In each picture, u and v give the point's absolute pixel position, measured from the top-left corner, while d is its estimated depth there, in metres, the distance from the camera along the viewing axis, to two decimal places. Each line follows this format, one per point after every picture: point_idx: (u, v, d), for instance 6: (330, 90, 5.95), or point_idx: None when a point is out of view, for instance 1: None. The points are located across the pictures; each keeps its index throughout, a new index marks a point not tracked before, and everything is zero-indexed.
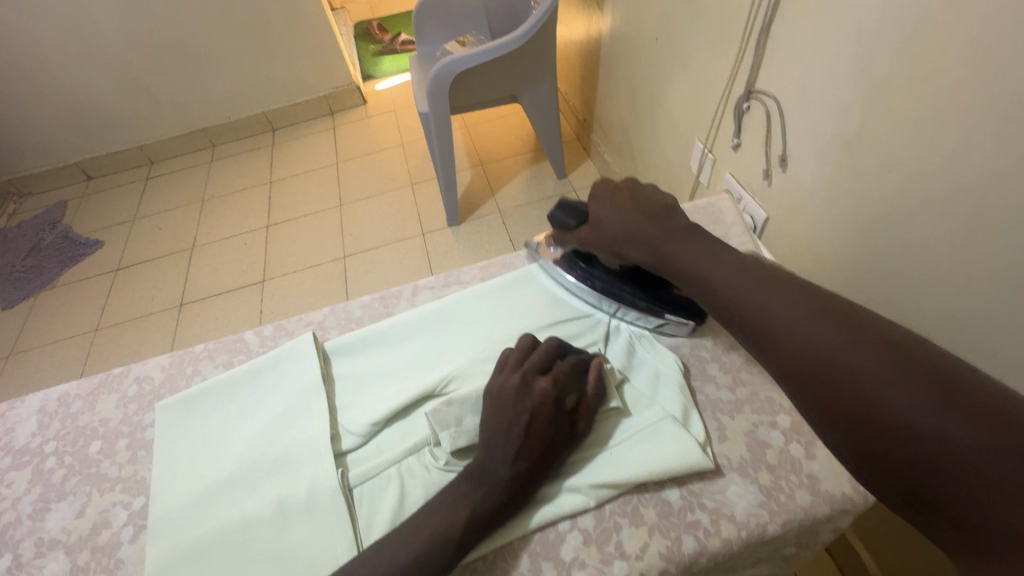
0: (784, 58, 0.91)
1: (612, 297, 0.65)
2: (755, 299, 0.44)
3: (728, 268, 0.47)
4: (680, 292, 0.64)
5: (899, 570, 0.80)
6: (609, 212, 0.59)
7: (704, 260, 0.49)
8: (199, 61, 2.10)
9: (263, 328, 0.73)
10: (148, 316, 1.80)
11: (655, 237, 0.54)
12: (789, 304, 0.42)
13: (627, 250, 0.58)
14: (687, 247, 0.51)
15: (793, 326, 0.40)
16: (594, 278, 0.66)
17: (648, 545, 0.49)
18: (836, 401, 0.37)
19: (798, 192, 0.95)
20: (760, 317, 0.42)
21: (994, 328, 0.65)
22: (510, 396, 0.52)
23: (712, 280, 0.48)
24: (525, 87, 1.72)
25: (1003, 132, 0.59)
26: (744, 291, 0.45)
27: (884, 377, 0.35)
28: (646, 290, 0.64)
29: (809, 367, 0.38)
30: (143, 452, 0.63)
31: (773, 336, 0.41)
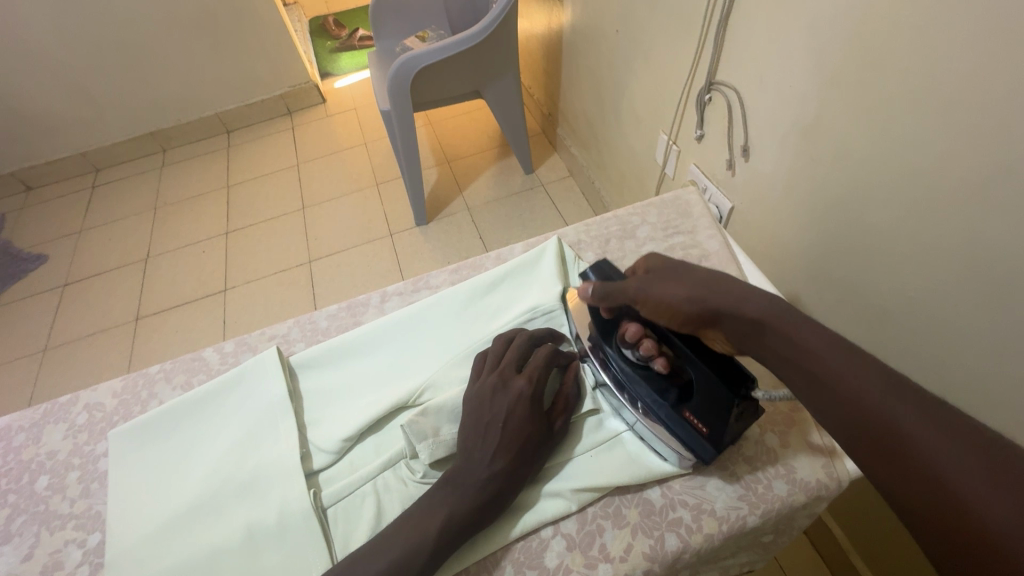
0: (742, 50, 0.92)
1: (615, 376, 0.54)
2: (858, 379, 0.39)
3: (828, 341, 0.42)
4: (688, 419, 0.49)
5: (870, 544, 0.84)
6: (695, 270, 0.52)
7: (797, 327, 0.44)
8: (143, 62, 1.99)
9: (223, 344, 0.69)
10: (101, 332, 1.71)
11: (760, 298, 0.47)
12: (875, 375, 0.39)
13: (722, 302, 0.47)
14: (777, 311, 0.45)
15: (899, 417, 0.36)
16: (603, 346, 0.55)
17: (631, 545, 0.49)
18: (928, 508, 0.34)
19: (762, 181, 0.97)
20: (859, 400, 0.38)
21: (949, 310, 0.67)
22: (489, 395, 0.51)
23: (807, 349, 0.42)
24: (488, 82, 1.70)
25: (949, 119, 0.61)
26: (843, 368, 0.40)
27: (1001, 496, 0.32)
28: (650, 394, 0.51)
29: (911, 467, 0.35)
30: (97, 486, 0.59)
31: (870, 423, 0.37)
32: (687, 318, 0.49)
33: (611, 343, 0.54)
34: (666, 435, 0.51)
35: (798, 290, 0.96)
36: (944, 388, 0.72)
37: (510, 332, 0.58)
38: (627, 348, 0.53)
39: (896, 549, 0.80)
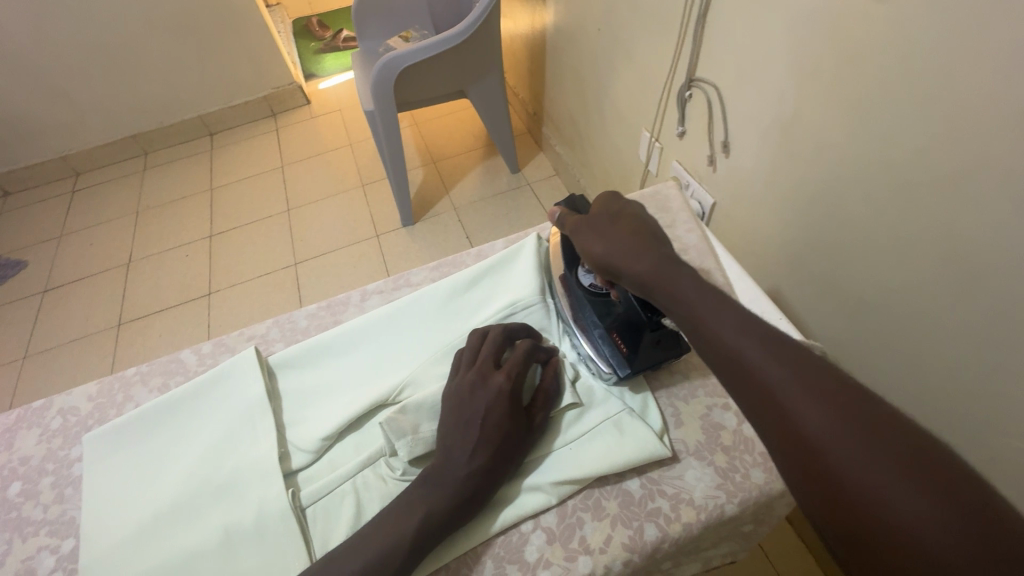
0: (721, 48, 0.93)
1: (567, 294, 0.63)
2: (776, 376, 0.38)
3: (750, 336, 0.41)
4: (615, 340, 0.58)
5: None
6: (621, 224, 0.58)
7: (721, 320, 0.43)
8: (123, 64, 1.97)
9: (201, 345, 0.68)
10: (83, 338, 1.68)
11: (655, 257, 0.51)
12: (809, 379, 0.38)
13: (620, 259, 0.54)
14: (705, 304, 0.45)
15: (811, 416, 0.36)
16: (565, 271, 0.64)
17: (611, 537, 0.49)
18: (836, 507, 0.34)
19: (742, 177, 0.98)
20: (775, 398, 0.38)
21: (926, 300, 0.68)
22: (467, 392, 0.51)
23: (730, 344, 0.42)
24: (473, 82, 1.70)
25: (923, 112, 0.62)
26: (762, 364, 0.39)
27: (916, 502, 0.32)
28: (591, 316, 0.60)
29: (821, 468, 0.35)
30: (71, 491, 0.58)
31: (783, 422, 0.37)
32: (598, 270, 0.57)
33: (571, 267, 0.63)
34: (595, 351, 0.59)
35: (779, 283, 0.97)
36: (921, 377, 0.73)
37: (489, 329, 0.58)
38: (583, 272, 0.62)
39: None
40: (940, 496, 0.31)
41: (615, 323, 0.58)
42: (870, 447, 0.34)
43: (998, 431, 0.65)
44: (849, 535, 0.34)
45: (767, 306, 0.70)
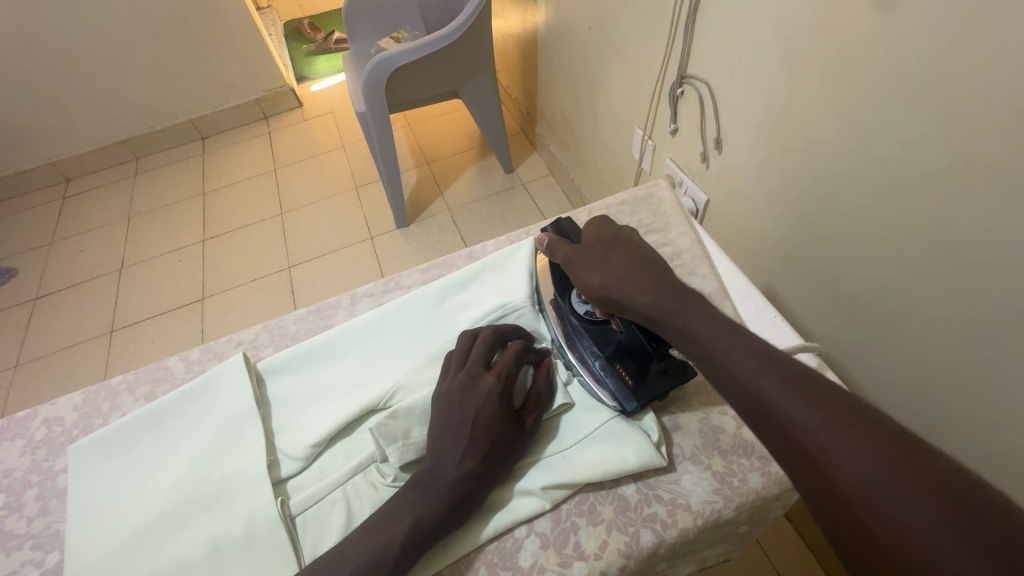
0: (712, 44, 0.92)
1: (563, 323, 0.60)
2: (798, 414, 0.38)
3: (770, 370, 0.40)
4: (618, 370, 0.55)
5: None
6: (622, 252, 0.55)
7: (739, 354, 0.42)
8: (112, 69, 1.95)
9: (188, 352, 0.67)
10: (75, 346, 1.66)
11: (659, 288, 0.50)
12: (831, 415, 0.37)
13: (622, 291, 0.52)
14: (720, 336, 0.44)
15: (836, 457, 0.35)
16: (557, 297, 0.61)
17: (606, 542, 0.48)
18: (868, 549, 0.34)
19: (735, 173, 0.98)
20: (798, 438, 0.37)
21: (919, 295, 0.68)
22: (457, 395, 0.50)
23: (750, 380, 0.41)
24: (464, 82, 1.69)
25: (913, 106, 0.61)
26: (784, 402, 0.38)
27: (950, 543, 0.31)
28: (590, 345, 0.57)
29: (851, 511, 0.34)
30: (56, 503, 0.57)
31: (808, 463, 0.36)
32: (599, 302, 0.55)
33: (565, 295, 0.60)
34: (597, 384, 0.56)
35: (773, 280, 0.97)
36: (915, 374, 0.72)
37: (479, 331, 0.58)
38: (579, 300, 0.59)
39: None
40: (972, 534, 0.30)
41: (617, 354, 0.55)
42: (894, 482, 0.33)
43: (992, 426, 0.64)
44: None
45: (761, 304, 0.70)
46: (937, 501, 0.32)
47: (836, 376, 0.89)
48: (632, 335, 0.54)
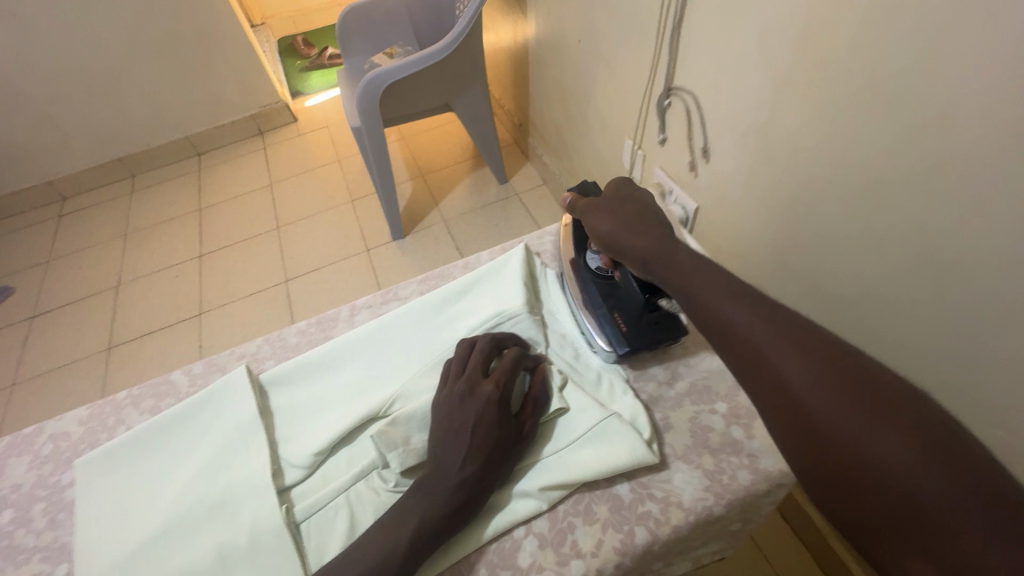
0: (696, 56, 0.96)
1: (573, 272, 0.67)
2: (783, 358, 0.40)
3: (742, 303, 0.44)
4: (615, 319, 0.62)
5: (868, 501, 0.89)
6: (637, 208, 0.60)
7: (715, 291, 0.46)
8: (109, 87, 1.98)
9: (192, 366, 0.69)
10: (72, 363, 1.66)
11: (657, 236, 0.55)
12: (815, 361, 0.39)
13: (625, 237, 0.57)
14: (700, 275, 0.48)
15: (815, 391, 0.38)
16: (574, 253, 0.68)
17: (602, 541, 0.50)
18: (844, 477, 0.36)
19: (723, 181, 1.01)
20: (762, 359, 0.41)
21: (903, 295, 0.71)
22: (457, 400, 0.52)
23: (723, 312, 0.45)
24: (458, 95, 1.72)
25: (888, 114, 0.65)
26: (752, 330, 0.42)
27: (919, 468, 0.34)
28: (596, 297, 0.64)
29: (805, 424, 0.38)
30: (63, 516, 0.58)
31: (769, 382, 0.41)
32: (603, 247, 0.60)
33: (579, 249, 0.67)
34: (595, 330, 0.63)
35: (763, 284, 1.00)
36: (901, 371, 0.75)
37: (476, 339, 0.60)
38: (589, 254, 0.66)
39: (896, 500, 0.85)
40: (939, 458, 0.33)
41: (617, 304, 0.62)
42: (871, 419, 0.36)
43: (980, 419, 0.68)
44: (835, 486, 0.37)
45: None
46: (884, 414, 0.36)
47: None
48: (630, 287, 0.60)
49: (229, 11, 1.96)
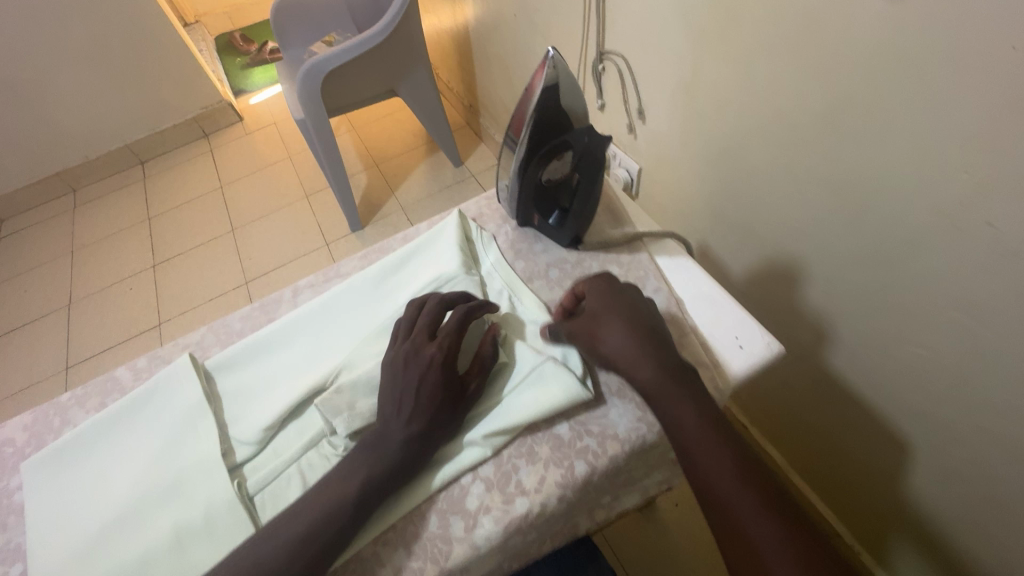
0: (622, 19, 0.98)
1: (522, 168, 0.63)
2: (708, 452, 0.45)
3: (751, 497, 0.43)
4: (535, 219, 0.70)
5: (816, 419, 0.97)
6: (622, 297, 0.57)
7: (722, 474, 0.44)
8: (36, 99, 1.89)
9: (136, 361, 0.68)
10: (29, 388, 1.61)
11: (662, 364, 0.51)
12: (735, 459, 0.45)
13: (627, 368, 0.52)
14: (705, 449, 0.45)
15: (727, 484, 0.44)
16: (529, 158, 0.62)
17: (544, 477, 0.53)
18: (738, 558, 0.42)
19: (661, 139, 1.05)
20: (760, 559, 0.40)
21: (831, 229, 0.76)
22: (403, 361, 0.53)
23: (734, 506, 0.43)
24: (402, 79, 1.71)
25: (798, 58, 0.69)
26: (757, 529, 0.41)
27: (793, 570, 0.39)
28: (529, 203, 0.68)
29: (738, 537, 0.42)
30: (14, 519, 0.58)
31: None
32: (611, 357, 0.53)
33: (535, 154, 0.62)
34: (514, 208, 0.70)
35: (706, 236, 1.05)
36: (837, 300, 0.81)
37: (426, 299, 0.60)
38: (542, 169, 0.63)
39: (844, 425, 0.91)
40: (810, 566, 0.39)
41: (544, 211, 0.69)
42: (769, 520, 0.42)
43: (900, 336, 0.74)
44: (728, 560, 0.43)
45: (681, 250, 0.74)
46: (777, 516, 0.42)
47: (770, 317, 0.97)
48: (563, 224, 0.68)
49: (157, 10, 1.88)
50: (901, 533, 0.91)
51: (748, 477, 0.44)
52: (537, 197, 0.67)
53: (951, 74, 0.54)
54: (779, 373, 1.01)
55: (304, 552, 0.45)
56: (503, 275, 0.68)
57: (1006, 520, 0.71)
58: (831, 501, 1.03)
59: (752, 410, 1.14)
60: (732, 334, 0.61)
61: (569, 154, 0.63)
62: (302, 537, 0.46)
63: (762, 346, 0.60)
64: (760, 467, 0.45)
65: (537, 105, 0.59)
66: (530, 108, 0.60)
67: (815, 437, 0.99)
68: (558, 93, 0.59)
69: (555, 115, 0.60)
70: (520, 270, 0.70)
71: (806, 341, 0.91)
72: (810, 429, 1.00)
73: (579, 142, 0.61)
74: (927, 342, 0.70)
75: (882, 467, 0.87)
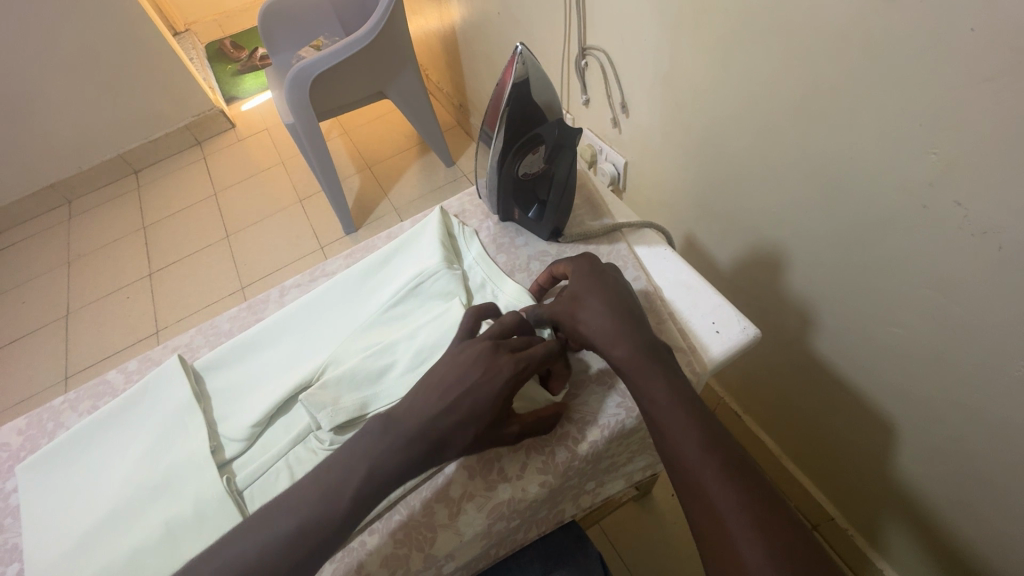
0: (601, 15, 0.99)
1: (498, 163, 0.65)
2: (675, 422, 0.47)
3: (714, 464, 0.44)
4: (518, 215, 0.71)
5: (805, 404, 0.98)
6: (600, 277, 0.58)
7: (689, 443, 0.45)
8: (28, 112, 1.90)
9: (126, 364, 0.69)
10: (29, 399, 1.62)
11: (634, 342, 0.52)
12: (700, 430, 0.46)
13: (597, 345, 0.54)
14: (674, 420, 0.47)
15: (690, 452, 0.45)
16: (506, 155, 0.64)
17: (526, 464, 0.54)
18: (700, 520, 0.43)
19: (644, 132, 1.06)
20: (724, 524, 0.42)
21: (810, 216, 0.77)
22: (477, 358, 0.50)
23: (697, 473, 0.44)
24: (390, 81, 1.72)
25: (769, 46, 0.70)
26: (720, 495, 0.43)
27: (749, 532, 0.41)
28: (511, 200, 0.69)
29: (701, 502, 0.43)
30: (10, 520, 0.59)
31: (725, 550, 0.41)
32: (584, 335, 0.55)
33: (511, 150, 0.63)
34: (496, 207, 0.72)
35: (691, 227, 1.06)
36: (818, 285, 0.82)
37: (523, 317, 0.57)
38: (518, 163, 0.65)
39: (834, 410, 0.92)
40: (764, 528, 0.41)
41: (526, 207, 0.70)
42: (729, 487, 0.43)
43: (879, 319, 0.74)
44: (692, 523, 0.44)
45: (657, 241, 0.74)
46: (737, 482, 0.43)
47: (757, 305, 0.98)
48: (546, 217, 0.70)
49: (145, 20, 1.90)
50: (891, 516, 0.92)
51: (712, 447, 0.45)
52: (517, 194, 0.68)
53: (914, 57, 0.55)
54: (767, 361, 1.02)
55: (301, 545, 0.44)
56: (485, 268, 0.69)
57: (989, 496, 0.72)
58: (822, 484, 1.04)
59: (745, 399, 1.15)
60: (708, 320, 0.63)
61: (543, 148, 0.65)
62: (297, 530, 0.44)
63: (737, 331, 0.61)
64: (724, 439, 0.46)
65: (510, 103, 0.60)
66: (502, 104, 0.61)
67: (805, 423, 1.00)
68: (529, 88, 0.61)
69: (529, 110, 0.62)
70: (502, 263, 0.71)
71: (792, 328, 0.92)
72: (800, 415, 1.01)
73: (550, 136, 0.64)
74: (905, 323, 0.71)
75: (870, 450, 0.88)
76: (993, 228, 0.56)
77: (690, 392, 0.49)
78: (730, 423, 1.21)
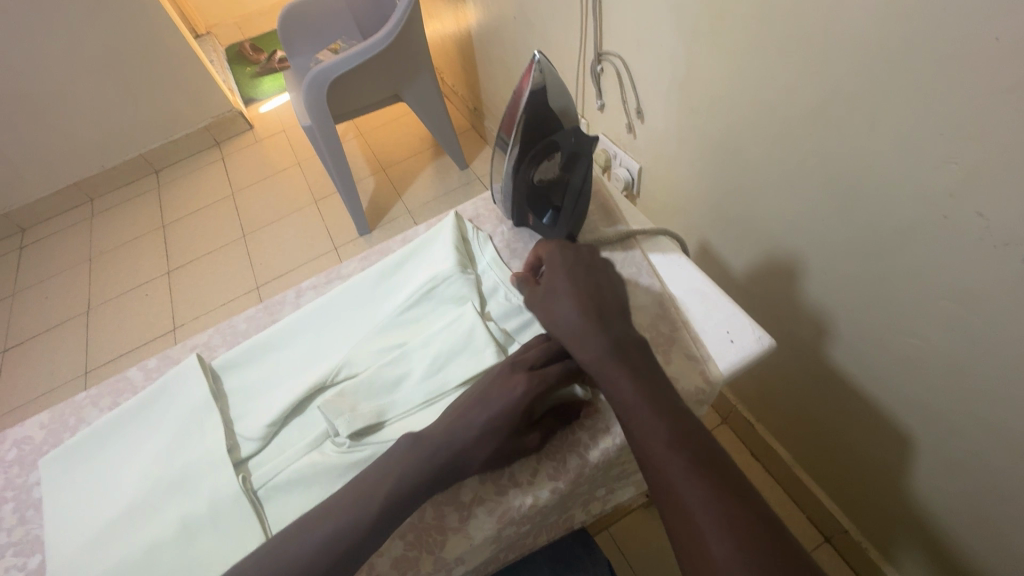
0: (617, 20, 0.99)
1: (513, 169, 0.65)
2: (643, 418, 0.47)
3: (682, 459, 0.44)
4: (531, 219, 0.71)
5: (820, 414, 0.97)
6: (574, 269, 0.58)
7: (656, 438, 0.45)
8: (54, 112, 1.95)
9: (146, 362, 0.71)
10: (51, 392, 1.66)
11: (600, 340, 0.51)
12: (667, 425, 0.46)
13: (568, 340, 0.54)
14: (641, 416, 0.47)
15: (657, 448, 0.45)
16: (520, 160, 0.65)
17: (537, 470, 0.54)
18: (671, 515, 0.43)
19: (659, 137, 1.06)
20: (693, 519, 0.41)
21: (826, 224, 0.77)
22: (500, 376, 0.54)
23: (664, 468, 0.44)
24: (406, 85, 1.73)
25: (787, 53, 0.70)
26: (689, 491, 0.42)
27: (717, 526, 0.40)
28: (524, 204, 0.69)
29: (670, 497, 0.43)
30: (32, 512, 0.60)
31: (694, 544, 0.41)
32: (556, 331, 0.55)
33: (527, 155, 0.64)
34: (510, 212, 0.72)
35: (706, 234, 1.06)
36: (835, 294, 0.81)
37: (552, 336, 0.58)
38: (534, 168, 0.65)
39: (850, 422, 0.90)
40: (733, 521, 0.40)
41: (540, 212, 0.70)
42: (698, 481, 0.43)
43: (897, 330, 0.73)
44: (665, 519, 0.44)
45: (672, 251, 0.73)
46: (706, 477, 0.43)
47: (772, 313, 0.97)
48: (558, 222, 0.69)
49: (167, 23, 1.94)
50: (908, 532, 0.90)
51: (679, 441, 0.45)
52: (532, 198, 0.69)
53: (934, 66, 0.55)
54: (782, 369, 1.01)
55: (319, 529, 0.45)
56: (499, 272, 0.70)
57: (1011, 515, 0.70)
58: (837, 497, 1.02)
59: (760, 408, 1.14)
60: (723, 330, 0.62)
61: (558, 155, 0.66)
62: None
63: (751, 340, 0.61)
64: (693, 433, 0.46)
65: (528, 110, 0.61)
66: (520, 110, 0.62)
67: (820, 434, 0.99)
68: (545, 95, 0.61)
69: (545, 117, 0.63)
70: (516, 268, 0.71)
71: (808, 337, 0.91)
72: (816, 426, 0.99)
73: (567, 143, 0.64)
74: (923, 334, 0.70)
75: (886, 463, 0.86)
76: (1014, 240, 0.55)
77: (659, 388, 0.49)
78: (745, 433, 1.20)
